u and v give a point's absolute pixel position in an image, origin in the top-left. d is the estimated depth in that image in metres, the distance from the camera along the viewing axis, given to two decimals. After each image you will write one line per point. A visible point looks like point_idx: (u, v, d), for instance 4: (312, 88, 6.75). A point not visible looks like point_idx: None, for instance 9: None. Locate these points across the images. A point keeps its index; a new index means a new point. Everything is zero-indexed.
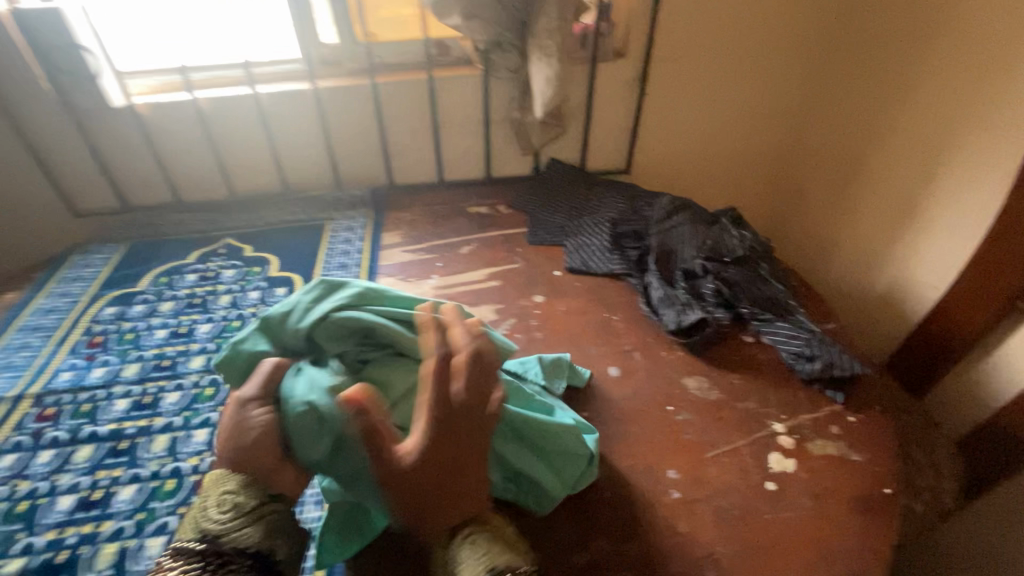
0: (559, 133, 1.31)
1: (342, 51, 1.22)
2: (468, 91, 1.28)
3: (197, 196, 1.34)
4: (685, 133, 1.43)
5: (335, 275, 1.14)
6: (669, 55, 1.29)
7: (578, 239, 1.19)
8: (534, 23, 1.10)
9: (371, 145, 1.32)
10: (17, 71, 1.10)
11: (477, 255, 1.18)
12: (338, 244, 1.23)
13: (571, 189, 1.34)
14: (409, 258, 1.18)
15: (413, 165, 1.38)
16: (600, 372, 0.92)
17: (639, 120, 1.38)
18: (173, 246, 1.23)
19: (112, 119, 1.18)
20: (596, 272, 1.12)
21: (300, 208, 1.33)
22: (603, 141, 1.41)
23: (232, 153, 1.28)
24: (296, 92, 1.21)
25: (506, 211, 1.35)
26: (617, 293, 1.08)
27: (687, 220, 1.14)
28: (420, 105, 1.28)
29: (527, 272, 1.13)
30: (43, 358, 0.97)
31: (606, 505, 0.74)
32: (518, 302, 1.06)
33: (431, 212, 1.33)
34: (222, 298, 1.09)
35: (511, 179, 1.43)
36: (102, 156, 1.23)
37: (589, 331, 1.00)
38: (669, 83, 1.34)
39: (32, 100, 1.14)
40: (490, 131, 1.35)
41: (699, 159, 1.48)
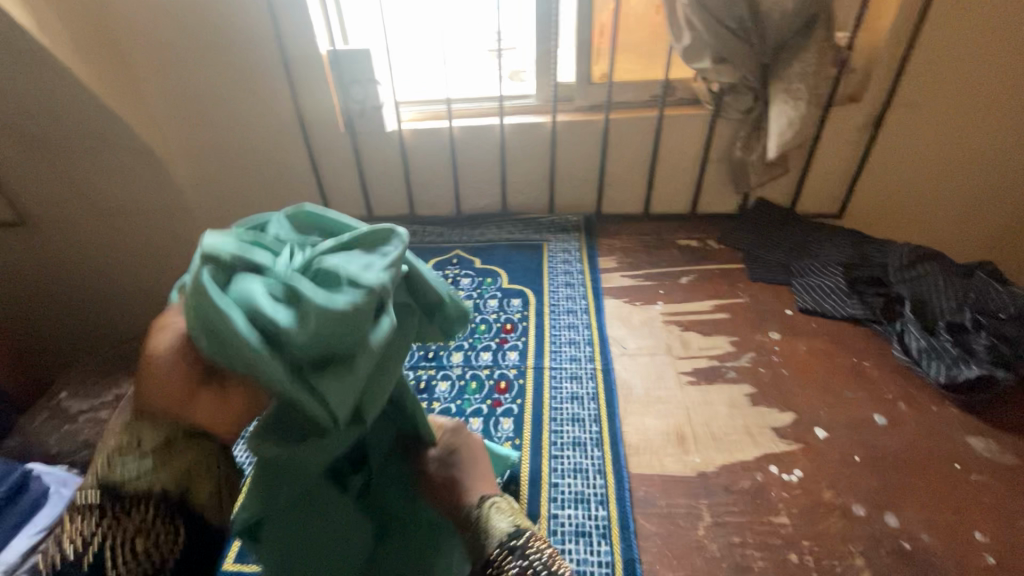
0: (780, 174, 1.32)
1: (576, 89, 1.37)
2: (692, 129, 1.34)
3: (429, 211, 1.50)
4: (912, 179, 1.35)
5: (563, 292, 1.21)
6: (910, 100, 1.25)
7: (806, 279, 1.17)
8: (784, 68, 1.14)
9: (589, 175, 1.42)
10: (320, 100, 1.31)
11: (698, 286, 1.20)
12: (559, 263, 1.31)
13: (788, 230, 1.33)
14: (630, 283, 1.23)
15: (623, 196, 1.45)
16: (864, 417, 0.88)
17: (865, 164, 1.34)
18: (413, 253, 1.39)
19: (381, 141, 1.37)
20: (832, 315, 1.09)
21: (518, 227, 1.44)
22: (818, 185, 1.39)
23: (467, 175, 1.43)
24: (537, 123, 1.35)
25: (716, 245, 1.36)
26: (860, 338, 1.04)
27: (941, 269, 1.05)
28: (643, 140, 1.36)
29: (756, 307, 1.13)
30: None
31: (911, 557, 0.70)
32: (754, 336, 1.06)
33: (641, 242, 1.38)
34: (466, 302, 1.20)
35: (716, 215, 1.46)
36: (364, 173, 1.42)
37: (841, 374, 0.96)
38: (905, 127, 1.28)
39: (324, 124, 1.35)
40: (705, 168, 1.39)
41: (923, 206, 1.39)
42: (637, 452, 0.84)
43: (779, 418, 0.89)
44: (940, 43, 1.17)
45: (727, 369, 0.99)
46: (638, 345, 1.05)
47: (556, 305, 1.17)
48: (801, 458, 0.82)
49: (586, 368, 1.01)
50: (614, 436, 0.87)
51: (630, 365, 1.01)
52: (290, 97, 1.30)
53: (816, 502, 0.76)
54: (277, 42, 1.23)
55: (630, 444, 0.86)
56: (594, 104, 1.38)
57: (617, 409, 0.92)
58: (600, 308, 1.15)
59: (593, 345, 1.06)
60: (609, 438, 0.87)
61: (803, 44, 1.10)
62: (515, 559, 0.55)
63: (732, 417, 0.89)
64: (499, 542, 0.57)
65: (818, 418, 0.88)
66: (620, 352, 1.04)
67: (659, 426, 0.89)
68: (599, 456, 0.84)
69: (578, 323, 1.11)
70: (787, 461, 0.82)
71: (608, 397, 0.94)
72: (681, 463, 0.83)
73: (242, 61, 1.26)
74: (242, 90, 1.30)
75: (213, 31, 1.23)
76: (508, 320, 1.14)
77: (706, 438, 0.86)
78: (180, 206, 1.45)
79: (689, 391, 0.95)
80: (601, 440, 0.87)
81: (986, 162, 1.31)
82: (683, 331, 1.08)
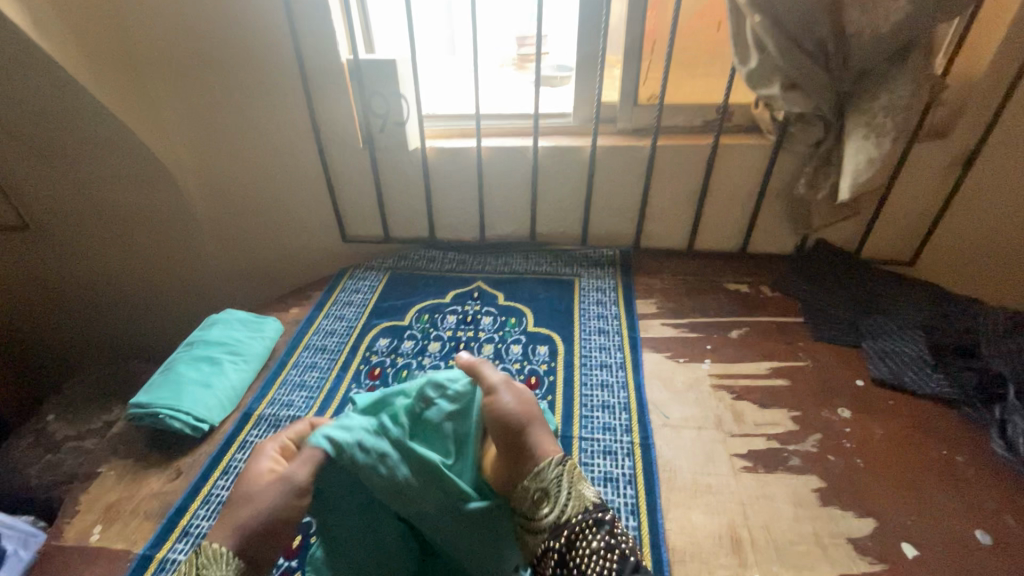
0: (849, 217, 1.16)
1: (620, 110, 1.23)
2: (750, 161, 1.19)
3: (450, 235, 1.38)
4: (1002, 229, 1.16)
5: (597, 341, 1.07)
6: (1010, 140, 1.07)
7: (880, 343, 1.01)
8: (867, 99, 0.98)
9: (629, 206, 1.28)
10: (340, 113, 1.20)
11: (751, 343, 1.05)
12: (591, 305, 1.17)
13: (856, 280, 1.16)
14: (672, 334, 1.09)
15: (665, 230, 1.31)
16: (962, 533, 0.73)
17: (950, 210, 1.16)
18: (430, 282, 1.26)
19: (402, 159, 1.26)
20: (913, 391, 0.93)
21: (547, 259, 1.31)
22: (891, 230, 1.22)
23: (494, 199, 1.30)
24: (575, 147, 1.22)
25: (771, 292, 1.21)
26: (948, 425, 0.88)
27: None
28: (692, 171, 1.22)
29: (821, 374, 0.98)
30: (330, 382, 1.00)
31: None
32: (820, 412, 0.91)
33: (685, 283, 1.23)
34: (486, 347, 1.07)
35: (769, 256, 1.30)
36: (382, 192, 1.30)
37: (929, 471, 0.81)
38: (1002, 174, 1.10)
39: (343, 138, 1.23)
40: (761, 204, 1.24)
41: (1012, 259, 1.20)
42: (683, 561, 0.70)
43: (856, 525, 0.74)
44: None
45: (789, 454, 0.84)
46: (682, 415, 0.91)
47: (588, 357, 1.03)
48: None
49: (621, 441, 0.86)
50: (655, 537, 0.73)
51: (674, 441, 0.87)
52: (308, 108, 1.19)
53: None
54: (294, 47, 1.12)
55: (674, 548, 0.72)
56: (639, 127, 1.24)
57: (658, 500, 0.77)
58: (638, 364, 1.01)
59: (630, 411, 0.91)
60: (648, 539, 0.73)
61: (893, 73, 0.94)
62: (600, 536, 0.64)
63: (798, 520, 0.75)
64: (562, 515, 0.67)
65: (904, 529, 0.73)
66: (661, 423, 0.90)
67: (709, 526, 0.74)
68: None
69: (613, 382, 0.97)
70: None
71: (647, 482, 0.80)
72: None
73: (259, 68, 1.15)
74: (257, 99, 1.19)
75: (227, 36, 1.11)
76: (533, 372, 1.01)
77: (766, 548, 0.72)
78: (188, 217, 1.35)
79: (744, 480, 0.80)
80: (639, 541, 0.72)
81: None
82: (735, 400, 0.94)
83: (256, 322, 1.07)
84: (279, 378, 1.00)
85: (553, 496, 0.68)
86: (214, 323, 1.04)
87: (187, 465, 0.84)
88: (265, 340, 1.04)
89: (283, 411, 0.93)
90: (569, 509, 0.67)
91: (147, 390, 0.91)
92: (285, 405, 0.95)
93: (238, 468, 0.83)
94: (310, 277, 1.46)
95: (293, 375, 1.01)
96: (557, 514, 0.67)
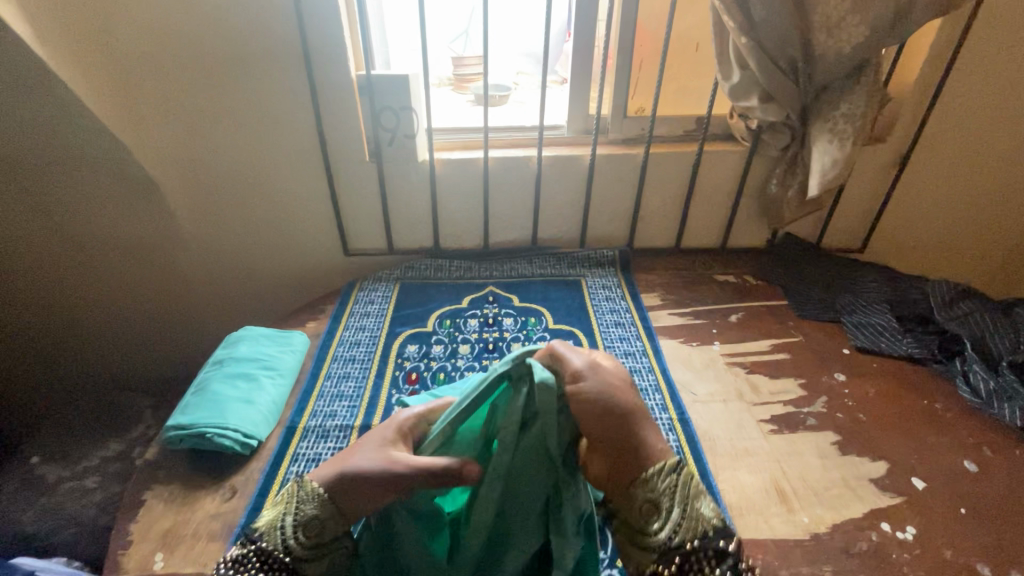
0: (815, 211, 1.33)
1: (611, 122, 1.33)
2: (729, 165, 1.33)
3: (453, 244, 1.41)
4: (932, 217, 1.38)
5: (616, 332, 1.15)
6: (938, 142, 1.27)
7: (856, 316, 1.16)
8: (829, 109, 1.12)
9: (624, 209, 1.38)
10: (347, 128, 1.21)
11: (750, 325, 1.18)
12: (602, 300, 1.25)
13: (824, 264, 1.33)
14: (680, 322, 1.19)
15: (656, 230, 1.42)
16: (954, 464, 0.87)
17: (893, 202, 1.36)
18: (443, 290, 1.29)
19: (408, 170, 1.28)
20: (889, 353, 1.09)
21: (551, 262, 1.38)
22: (846, 222, 1.40)
23: (498, 208, 1.36)
24: (573, 156, 1.30)
25: (754, 280, 1.35)
26: (922, 380, 1.04)
27: (982, 306, 1.07)
28: (680, 175, 1.34)
29: (813, 347, 1.12)
30: (369, 390, 1.00)
31: None
32: (821, 378, 1.03)
33: (679, 277, 1.35)
34: (514, 346, 1.12)
35: (746, 249, 1.45)
36: (387, 204, 1.32)
37: (918, 419, 0.95)
38: (934, 170, 1.31)
39: (348, 153, 1.24)
40: (739, 203, 1.38)
41: (940, 241, 1.42)
42: (741, 514, 0.79)
43: (873, 467, 0.86)
44: (970, 89, 1.20)
45: (806, 416, 0.95)
46: (708, 391, 1.01)
47: (612, 346, 1.11)
48: (909, 512, 0.79)
49: (661, 418, 0.94)
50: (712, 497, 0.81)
51: (707, 414, 0.96)
52: (314, 124, 1.20)
53: (938, 561, 0.73)
54: (303, 63, 1.13)
55: (732, 505, 0.80)
56: (629, 137, 1.35)
57: (705, 465, 0.86)
58: (658, 350, 1.10)
59: (662, 392, 1.00)
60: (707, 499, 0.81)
61: (851, 87, 1.09)
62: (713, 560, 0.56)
63: (827, 470, 0.85)
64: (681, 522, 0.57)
65: (911, 466, 0.86)
66: (692, 400, 0.99)
67: (756, 483, 0.83)
68: None
69: (641, 367, 1.05)
70: (897, 517, 0.78)
71: (693, 451, 0.88)
72: (791, 524, 0.77)
73: (257, 84, 1.14)
74: (254, 115, 1.17)
75: (226, 51, 1.10)
76: None
77: (807, 495, 0.82)
78: (178, 237, 1.30)
79: (774, 441, 0.90)
80: None
81: (1000, 202, 1.35)
82: (749, 374, 1.05)
83: (280, 337, 1.05)
84: (315, 391, 0.99)
85: (667, 509, 0.58)
86: (238, 340, 1.02)
87: (241, 484, 0.82)
88: (295, 353, 1.04)
89: (329, 421, 0.93)
90: (685, 530, 0.57)
91: (184, 411, 0.87)
92: (329, 416, 0.94)
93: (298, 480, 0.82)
94: (311, 294, 1.44)
95: (329, 387, 1.00)
96: (671, 531, 0.57)
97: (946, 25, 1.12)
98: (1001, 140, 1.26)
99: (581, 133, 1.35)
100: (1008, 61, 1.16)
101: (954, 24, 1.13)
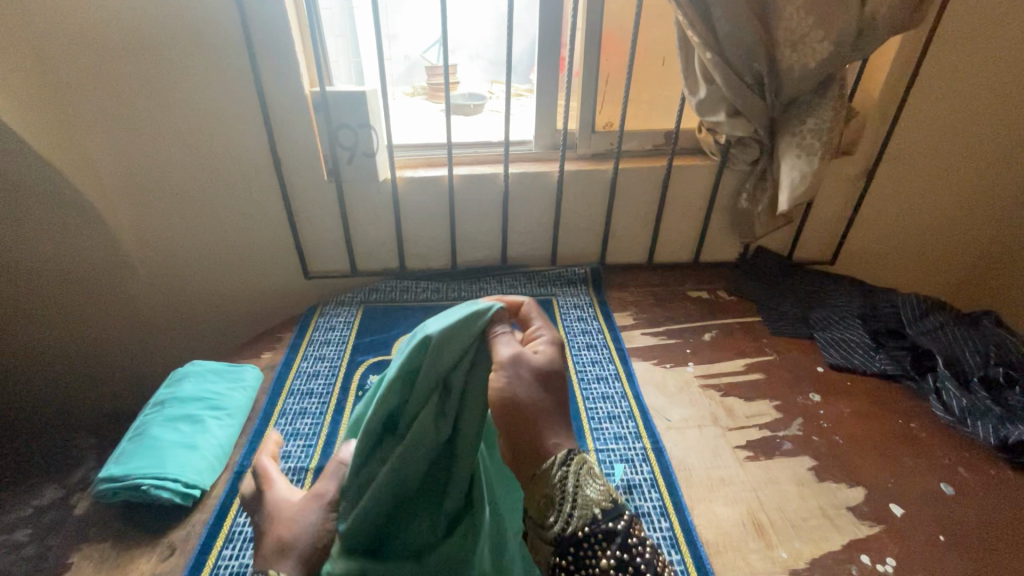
0: (785, 226, 1.31)
1: (579, 137, 1.30)
2: (700, 179, 1.30)
3: (419, 264, 1.35)
4: (901, 228, 1.38)
5: (588, 356, 1.11)
6: (903, 154, 1.27)
7: (830, 333, 1.14)
8: (796, 123, 1.10)
9: (594, 225, 1.35)
10: (302, 146, 1.15)
11: (724, 345, 1.15)
12: (573, 320, 1.21)
13: (796, 278, 1.31)
14: (653, 342, 1.16)
15: (628, 246, 1.39)
16: (932, 488, 0.85)
17: (861, 215, 1.35)
18: (408, 313, 1.23)
19: (369, 190, 1.22)
20: (864, 370, 1.07)
21: (521, 281, 1.33)
22: (817, 235, 1.39)
23: (466, 227, 1.31)
24: (542, 172, 1.26)
25: (728, 296, 1.32)
26: (896, 397, 1.02)
27: (954, 319, 1.07)
28: (650, 190, 1.31)
29: (788, 366, 1.09)
30: (327, 428, 0.94)
31: None
32: (796, 399, 1.01)
33: (652, 295, 1.32)
34: None
35: (719, 264, 1.43)
36: (349, 225, 1.26)
37: (893, 440, 0.93)
38: (899, 182, 1.31)
39: (305, 172, 1.18)
40: (711, 218, 1.36)
41: (911, 250, 1.42)
42: (718, 552, 0.75)
43: (850, 494, 0.84)
44: (933, 102, 1.20)
45: (782, 440, 0.93)
46: (682, 416, 0.97)
47: (584, 371, 1.07)
48: (888, 542, 0.77)
49: (635, 448, 0.91)
50: (688, 535, 0.77)
51: (681, 442, 0.92)
52: (268, 142, 1.13)
53: None
54: (251, 75, 1.07)
55: (709, 542, 0.77)
56: (598, 152, 1.32)
57: (681, 499, 0.82)
58: (630, 373, 1.06)
59: (635, 419, 0.96)
60: (683, 537, 0.77)
61: (817, 102, 1.07)
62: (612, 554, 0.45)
63: (804, 498, 0.83)
64: (571, 537, 0.46)
65: (888, 491, 0.84)
66: (666, 427, 0.95)
67: (733, 516, 0.80)
68: (679, 560, 0.74)
69: (613, 393, 1.01)
70: (876, 548, 0.76)
71: (668, 485, 0.84)
72: (769, 560, 0.74)
73: (202, 99, 1.07)
74: (201, 134, 1.10)
75: (167, 66, 1.03)
76: None
77: (784, 526, 0.79)
78: (123, 264, 1.22)
79: (750, 469, 0.88)
80: (676, 540, 0.77)
81: (967, 211, 1.36)
82: (723, 397, 1.02)
83: (230, 373, 1.00)
84: (268, 430, 0.93)
85: (563, 501, 0.47)
86: (183, 377, 0.96)
87: (182, 540, 0.76)
88: (246, 390, 0.98)
89: (282, 464, 0.87)
90: (576, 522, 0.46)
91: (118, 461, 0.80)
92: (282, 458, 0.88)
93: (244, 533, 0.77)
94: (272, 321, 1.37)
95: (283, 425, 0.94)
96: (565, 524, 0.46)
97: (909, 39, 1.12)
98: (963, 150, 1.26)
99: (548, 148, 1.32)
100: (969, 73, 1.17)
101: (915, 38, 1.13)
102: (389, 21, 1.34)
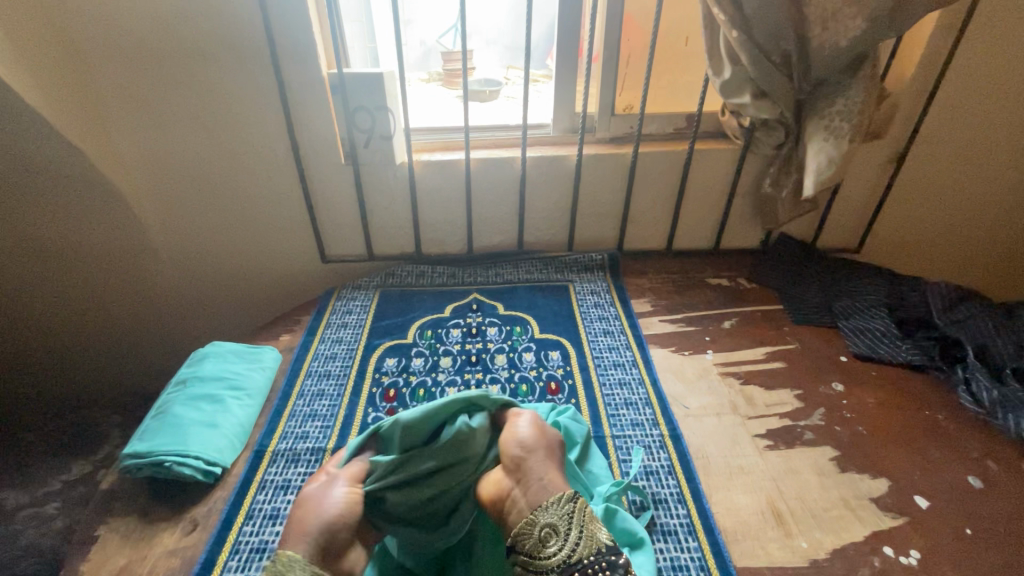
0: (809, 212, 1.28)
1: (598, 120, 1.27)
2: (722, 164, 1.27)
3: (436, 249, 1.35)
4: (931, 215, 1.34)
5: (605, 342, 1.09)
6: (937, 136, 1.22)
7: (854, 322, 1.12)
8: (824, 105, 1.06)
9: (612, 210, 1.33)
10: (320, 129, 1.15)
11: (744, 333, 1.13)
12: (590, 306, 1.20)
13: (819, 266, 1.28)
14: (672, 330, 1.14)
15: (646, 232, 1.36)
16: (960, 480, 0.83)
17: (890, 200, 1.31)
18: (424, 298, 1.23)
19: (386, 173, 1.22)
20: (889, 360, 1.04)
21: (538, 267, 1.32)
22: (843, 222, 1.35)
23: (482, 210, 1.30)
24: (560, 157, 1.24)
25: (748, 284, 1.29)
26: (923, 388, 1.00)
27: (984, 308, 1.03)
28: (670, 175, 1.28)
29: (810, 355, 1.07)
30: (343, 409, 0.95)
31: None
32: (818, 389, 0.99)
33: (670, 282, 1.30)
34: (499, 358, 1.06)
35: (739, 251, 1.40)
36: (366, 210, 1.26)
37: (919, 431, 0.91)
38: (932, 166, 1.26)
39: (323, 155, 1.18)
40: (733, 203, 1.32)
41: (941, 237, 1.38)
42: (736, 540, 0.75)
43: (873, 485, 0.82)
44: (968, 84, 1.15)
45: (803, 430, 0.91)
46: (700, 404, 0.96)
47: (602, 357, 1.06)
48: (913, 534, 0.75)
49: (652, 435, 0.90)
50: (706, 523, 0.76)
51: (699, 429, 0.91)
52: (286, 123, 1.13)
53: None
54: (270, 57, 1.06)
55: (726, 529, 0.76)
56: (617, 136, 1.30)
57: (697, 486, 0.81)
58: (648, 360, 1.05)
59: (652, 405, 0.95)
60: (701, 525, 0.76)
61: (847, 81, 1.03)
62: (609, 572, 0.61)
63: (825, 488, 0.81)
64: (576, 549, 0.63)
65: (913, 484, 0.82)
66: (684, 414, 0.94)
67: (752, 505, 0.79)
68: (696, 547, 0.74)
69: (631, 379, 1.01)
70: (900, 541, 0.74)
71: (685, 472, 0.83)
72: (789, 550, 0.73)
73: (221, 82, 1.07)
74: (221, 118, 1.11)
75: (184, 46, 1.03)
76: (552, 377, 1.02)
77: (804, 515, 0.78)
78: (145, 246, 1.24)
79: (770, 458, 0.86)
80: (693, 527, 0.76)
81: (1001, 199, 1.31)
82: (743, 385, 1.00)
83: (250, 354, 1.01)
84: (287, 410, 0.94)
85: (564, 534, 0.64)
86: (203, 357, 0.97)
87: (203, 516, 0.78)
88: (265, 370, 0.99)
89: (300, 444, 0.88)
90: (578, 550, 0.63)
91: (142, 438, 0.82)
92: (300, 438, 0.89)
93: (264, 510, 0.78)
94: (289, 303, 1.38)
95: (302, 406, 0.95)
96: (568, 551, 0.63)
97: (947, 15, 1.07)
98: (1001, 132, 1.21)
99: (567, 132, 1.30)
100: (1009, 51, 1.11)
101: (952, 16, 1.08)
102: (406, 5, 1.32)
